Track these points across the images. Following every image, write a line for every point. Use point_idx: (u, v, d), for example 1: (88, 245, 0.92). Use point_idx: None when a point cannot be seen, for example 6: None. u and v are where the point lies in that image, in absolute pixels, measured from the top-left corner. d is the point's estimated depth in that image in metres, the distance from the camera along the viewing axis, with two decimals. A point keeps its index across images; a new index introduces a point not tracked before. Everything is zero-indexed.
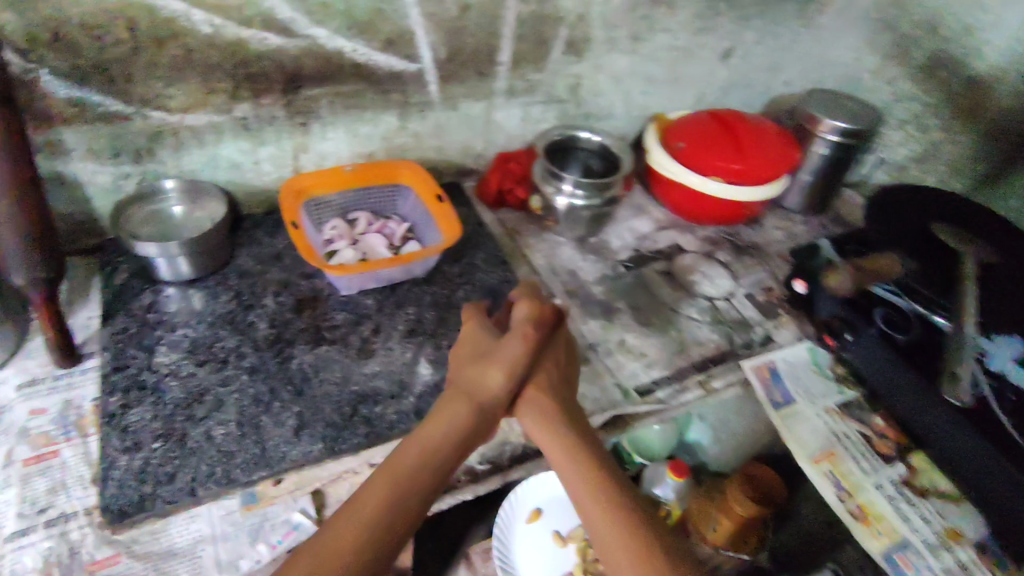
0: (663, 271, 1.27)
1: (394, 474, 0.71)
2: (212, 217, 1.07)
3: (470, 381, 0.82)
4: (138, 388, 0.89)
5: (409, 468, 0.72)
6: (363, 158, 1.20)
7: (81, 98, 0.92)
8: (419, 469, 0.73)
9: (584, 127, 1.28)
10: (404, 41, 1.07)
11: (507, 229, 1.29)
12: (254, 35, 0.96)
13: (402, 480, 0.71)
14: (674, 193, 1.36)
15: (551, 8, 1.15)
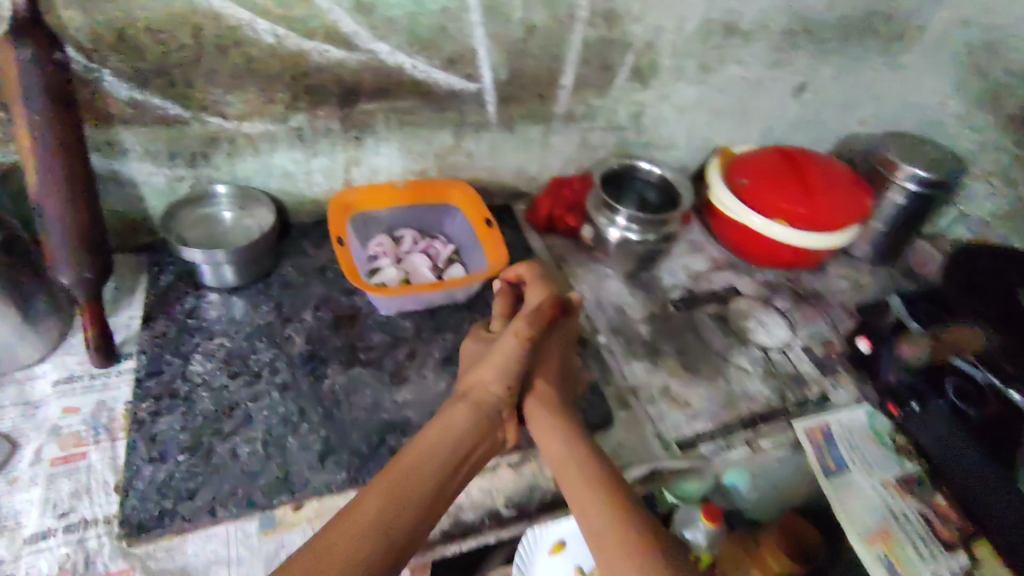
0: (715, 315, 1.20)
1: (398, 474, 0.66)
2: (260, 227, 1.06)
3: (471, 388, 0.81)
4: (170, 395, 0.88)
5: (413, 468, 0.67)
6: (415, 175, 1.17)
7: (142, 101, 0.92)
8: (423, 469, 0.68)
9: (644, 158, 1.23)
10: (466, 61, 1.04)
11: (555, 257, 1.24)
12: (316, 47, 0.95)
13: (407, 480, 0.65)
14: (732, 232, 1.29)
15: (620, 34, 1.11)
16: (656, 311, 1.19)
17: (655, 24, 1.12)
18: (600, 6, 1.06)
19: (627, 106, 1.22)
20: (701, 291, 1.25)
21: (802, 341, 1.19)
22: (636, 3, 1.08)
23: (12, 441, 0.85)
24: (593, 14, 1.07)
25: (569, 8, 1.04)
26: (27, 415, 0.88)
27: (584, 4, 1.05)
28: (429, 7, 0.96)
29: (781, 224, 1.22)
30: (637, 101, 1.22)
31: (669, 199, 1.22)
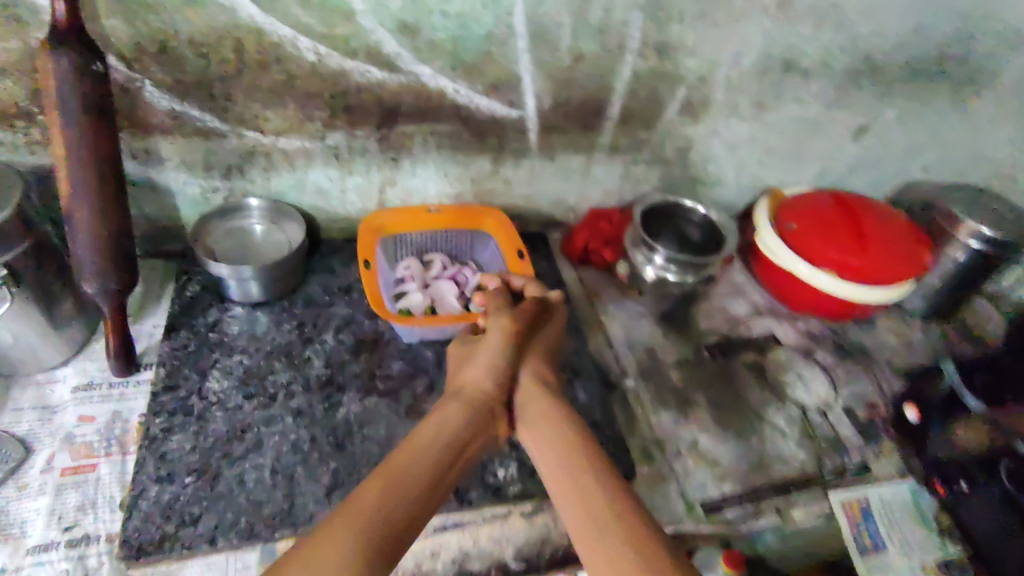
0: (753, 365, 1.14)
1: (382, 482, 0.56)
2: (290, 242, 1.04)
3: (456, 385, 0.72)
4: (183, 413, 0.87)
5: (398, 475, 0.57)
6: (450, 198, 1.14)
7: (181, 112, 0.91)
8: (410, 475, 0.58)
9: (690, 196, 1.17)
10: (510, 87, 1.01)
11: (588, 292, 1.20)
12: (357, 67, 0.93)
13: (394, 487, 0.56)
14: (777, 278, 1.22)
15: (672, 66, 1.06)
16: (691, 356, 1.13)
17: (711, 59, 1.07)
18: (653, 38, 1.01)
19: (675, 140, 1.17)
20: (740, 337, 1.18)
21: (844, 402, 1.11)
22: (692, 37, 1.03)
23: (26, 446, 0.85)
24: (646, 46, 1.02)
25: (620, 38, 1.00)
26: (43, 421, 0.88)
27: (637, 35, 1.00)
28: (475, 32, 0.93)
29: (831, 275, 1.15)
30: (686, 136, 1.17)
31: (714, 240, 1.16)
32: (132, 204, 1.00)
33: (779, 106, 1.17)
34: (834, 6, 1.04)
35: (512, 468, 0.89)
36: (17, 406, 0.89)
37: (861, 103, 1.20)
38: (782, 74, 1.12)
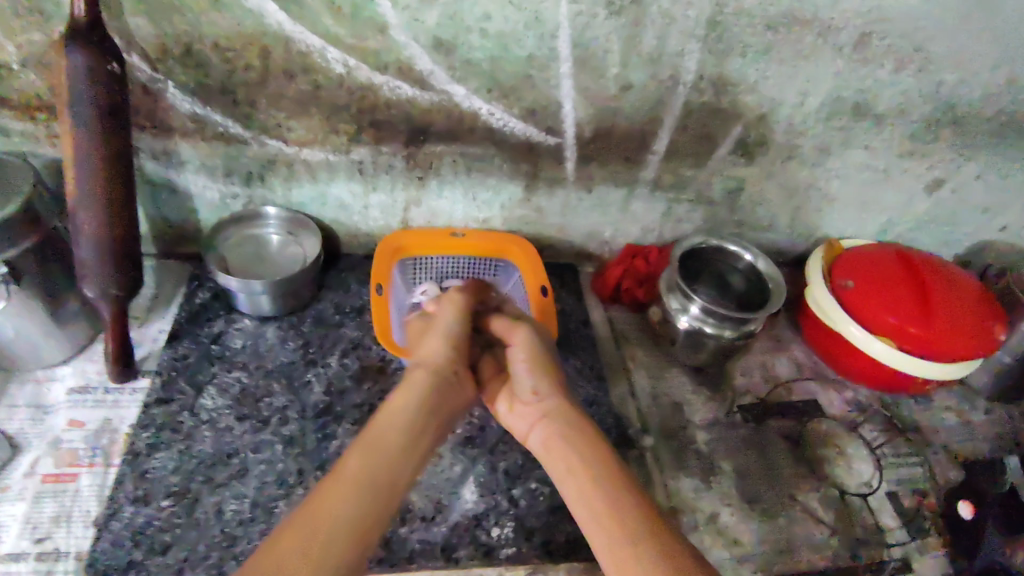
0: (789, 434, 1.03)
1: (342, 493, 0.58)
2: (305, 257, 1.00)
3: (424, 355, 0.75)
4: (172, 429, 0.84)
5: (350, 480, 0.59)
6: (478, 223, 1.08)
7: (202, 115, 0.88)
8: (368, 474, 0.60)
9: (734, 240, 1.05)
10: (548, 113, 0.94)
11: (615, 334, 1.12)
12: (387, 82, 0.88)
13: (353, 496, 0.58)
14: (826, 338, 1.12)
15: (728, 102, 0.97)
16: (721, 417, 1.03)
17: (772, 97, 0.98)
18: (709, 71, 0.93)
19: (726, 180, 1.08)
20: (778, 401, 1.08)
21: (891, 487, 0.99)
22: (753, 72, 0.94)
23: (13, 446, 0.83)
24: (701, 79, 0.94)
25: (673, 69, 0.92)
26: (35, 420, 0.86)
27: (692, 67, 0.92)
28: (514, 53, 0.87)
29: (885, 342, 1.05)
30: (738, 177, 1.08)
31: (759, 291, 1.05)
32: (152, 204, 0.98)
33: (845, 153, 1.06)
34: (918, 49, 0.93)
35: (506, 527, 0.80)
36: (12, 401, 0.87)
37: (940, 157, 1.08)
38: (852, 118, 1.01)
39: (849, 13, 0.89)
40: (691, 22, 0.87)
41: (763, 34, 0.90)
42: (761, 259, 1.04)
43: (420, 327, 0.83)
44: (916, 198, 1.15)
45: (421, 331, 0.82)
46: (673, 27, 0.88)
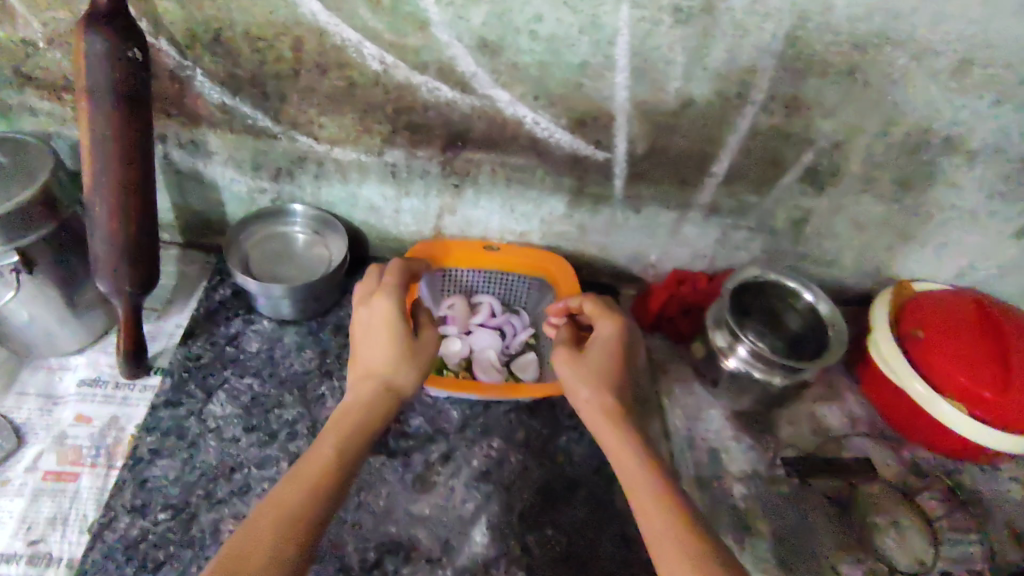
0: (834, 496, 0.95)
1: (308, 478, 0.58)
2: (330, 260, 0.94)
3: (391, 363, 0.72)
4: (177, 435, 0.80)
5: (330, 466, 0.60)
6: (515, 235, 1.02)
7: (231, 106, 0.83)
8: (347, 470, 0.61)
9: (796, 277, 0.96)
10: (598, 126, 0.86)
11: (653, 365, 1.04)
12: (425, 83, 0.81)
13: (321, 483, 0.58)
14: (886, 391, 1.02)
15: (800, 126, 0.87)
16: (760, 469, 0.96)
17: (850, 124, 0.87)
18: (783, 90, 0.83)
19: (790, 210, 0.98)
20: (826, 457, 0.99)
21: (945, 568, 0.90)
22: (832, 95, 0.84)
23: (18, 437, 0.80)
24: (772, 99, 0.84)
25: (742, 86, 0.83)
26: (43, 411, 0.83)
27: (763, 86, 0.83)
28: (567, 59, 0.79)
29: (954, 404, 0.94)
30: (803, 207, 0.98)
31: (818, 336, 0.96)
32: (178, 193, 0.95)
33: (927, 189, 0.95)
34: None
35: None
36: (22, 389, 0.85)
37: None
38: (939, 152, 0.90)
39: (951, 36, 0.77)
40: (767, 36, 0.78)
41: (849, 53, 0.80)
42: (823, 301, 0.94)
43: (385, 325, 0.72)
44: (1004, 244, 1.02)
45: (388, 326, 0.72)
46: (747, 40, 0.78)
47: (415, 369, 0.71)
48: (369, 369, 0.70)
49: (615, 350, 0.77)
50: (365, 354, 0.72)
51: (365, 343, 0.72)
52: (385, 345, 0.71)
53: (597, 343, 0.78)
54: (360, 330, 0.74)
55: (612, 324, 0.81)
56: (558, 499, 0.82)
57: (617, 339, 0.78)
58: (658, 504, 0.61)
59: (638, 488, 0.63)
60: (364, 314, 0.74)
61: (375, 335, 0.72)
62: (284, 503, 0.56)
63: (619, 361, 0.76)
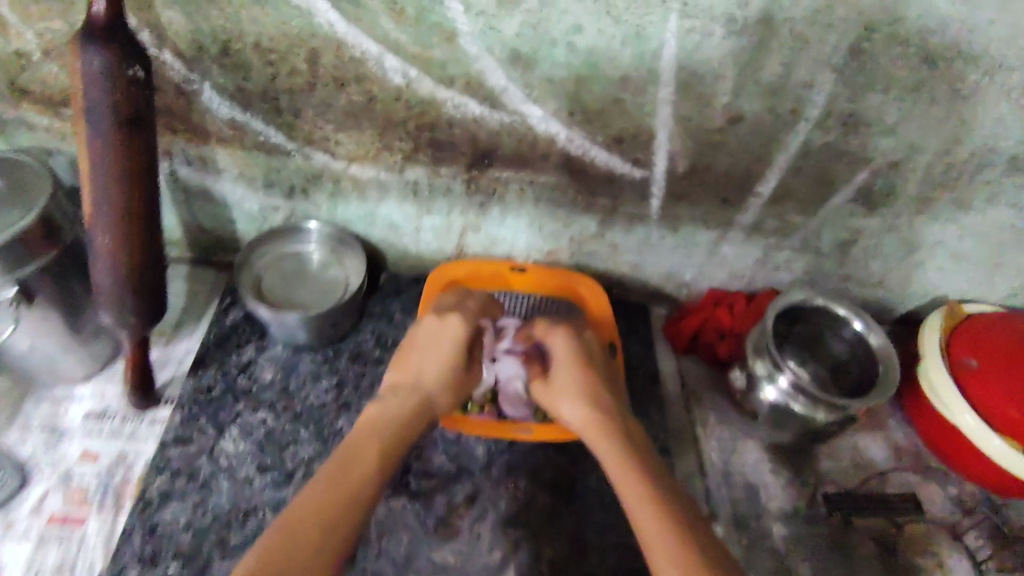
0: (880, 535, 0.89)
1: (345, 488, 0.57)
2: (347, 283, 0.89)
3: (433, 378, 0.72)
4: (188, 476, 0.76)
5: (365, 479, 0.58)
6: (542, 254, 0.96)
7: (242, 122, 0.77)
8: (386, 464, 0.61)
9: (847, 305, 0.89)
10: (637, 143, 0.80)
11: (686, 392, 0.98)
12: (451, 98, 0.75)
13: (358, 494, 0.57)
14: (933, 422, 0.96)
15: (857, 143, 0.80)
16: (802, 507, 0.90)
17: (911, 142, 0.80)
18: (840, 107, 0.76)
19: (838, 230, 0.91)
20: (869, 493, 0.93)
21: None
22: (893, 112, 0.77)
23: (22, 475, 0.76)
24: (828, 116, 0.77)
25: (796, 102, 0.76)
26: (47, 446, 0.79)
27: (820, 101, 0.76)
28: (607, 73, 0.72)
29: (1006, 440, 0.88)
30: (853, 228, 0.91)
31: (865, 369, 0.90)
32: (186, 210, 0.89)
33: (988, 210, 0.88)
34: None
35: None
36: (26, 421, 0.81)
37: None
38: (1006, 172, 0.83)
39: None
40: (827, 50, 0.71)
41: (916, 69, 0.72)
42: (874, 332, 0.88)
43: (447, 342, 0.73)
44: None
45: (450, 344, 0.73)
46: (805, 54, 0.71)
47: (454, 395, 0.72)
48: (418, 381, 0.70)
49: (577, 364, 0.76)
50: (425, 366, 0.71)
51: (421, 356, 0.72)
52: (440, 360, 0.72)
53: (559, 360, 0.77)
54: (418, 343, 0.74)
55: (564, 338, 0.79)
56: (588, 545, 0.77)
57: (577, 354, 0.77)
58: (649, 504, 0.60)
59: (630, 491, 0.62)
60: (434, 326, 0.75)
61: (436, 348, 0.73)
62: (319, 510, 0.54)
63: (585, 372, 0.75)
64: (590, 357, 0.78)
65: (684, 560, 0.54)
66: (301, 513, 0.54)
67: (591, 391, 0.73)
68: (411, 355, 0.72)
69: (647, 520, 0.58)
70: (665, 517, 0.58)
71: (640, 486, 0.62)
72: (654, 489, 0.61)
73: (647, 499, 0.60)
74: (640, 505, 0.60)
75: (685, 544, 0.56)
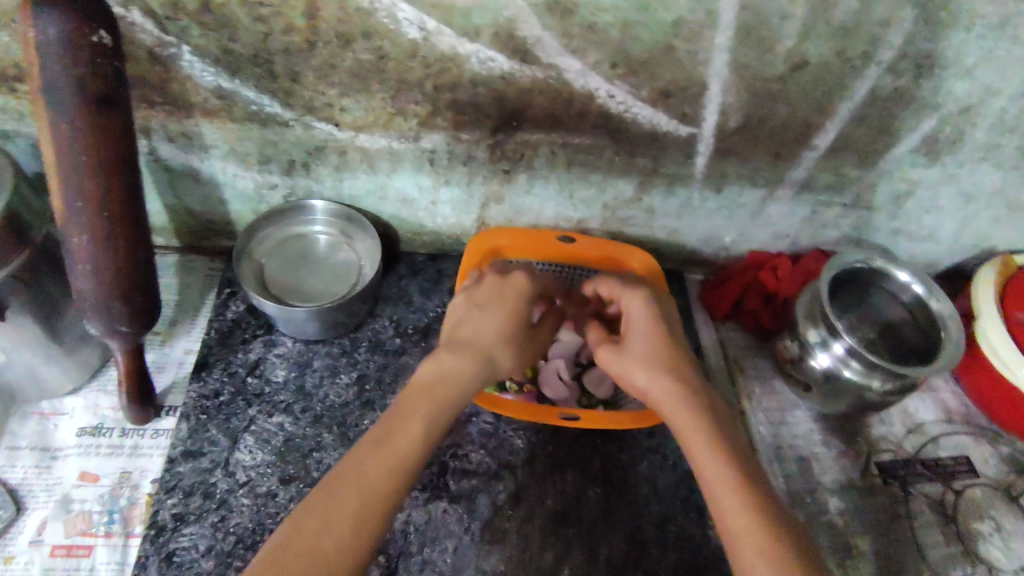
0: (939, 502, 0.85)
1: (392, 456, 0.51)
2: (360, 268, 0.80)
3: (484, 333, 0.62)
4: (203, 494, 0.68)
5: (412, 455, 0.52)
6: (571, 223, 0.87)
7: (230, 90, 0.66)
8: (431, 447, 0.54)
9: (909, 269, 0.84)
10: (686, 96, 0.70)
11: (728, 362, 0.92)
12: (476, 52, 0.64)
13: (404, 466, 0.51)
14: (985, 379, 0.90)
15: (930, 88, 0.71)
16: (856, 479, 0.85)
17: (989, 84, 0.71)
18: (917, 47, 0.67)
19: (894, 183, 0.83)
20: (923, 460, 0.88)
21: None
22: (976, 51, 0.68)
23: (16, 504, 0.68)
24: (902, 57, 0.68)
25: (869, 43, 0.66)
26: (40, 469, 0.70)
27: (895, 41, 0.66)
28: (657, 15, 0.62)
29: None
30: (912, 179, 0.83)
31: (925, 335, 0.85)
32: (171, 192, 0.78)
33: None
34: None
35: None
36: (13, 442, 0.72)
37: None
38: None
39: None
40: None
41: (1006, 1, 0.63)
42: (935, 298, 0.82)
43: (509, 300, 0.65)
44: None
45: (514, 302, 0.65)
46: None
47: (517, 357, 0.63)
48: (476, 340, 0.61)
49: (653, 328, 0.67)
50: (485, 325, 0.62)
51: (483, 312, 0.63)
52: (499, 320, 0.63)
53: (632, 324, 0.68)
54: (478, 301, 0.65)
55: (640, 299, 0.70)
56: (647, 540, 0.72)
57: (655, 317, 0.68)
58: (739, 497, 0.53)
59: (713, 476, 0.55)
60: (494, 286, 0.66)
61: (497, 306, 0.64)
62: (364, 486, 0.49)
63: (663, 336, 0.66)
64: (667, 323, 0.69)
65: (777, 558, 0.49)
66: (340, 488, 0.49)
67: (663, 356, 0.64)
68: (471, 312, 0.64)
69: (733, 513, 0.52)
70: (760, 515, 0.52)
71: (726, 474, 0.55)
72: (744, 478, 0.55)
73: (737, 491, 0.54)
74: (724, 493, 0.54)
75: (780, 544, 0.50)
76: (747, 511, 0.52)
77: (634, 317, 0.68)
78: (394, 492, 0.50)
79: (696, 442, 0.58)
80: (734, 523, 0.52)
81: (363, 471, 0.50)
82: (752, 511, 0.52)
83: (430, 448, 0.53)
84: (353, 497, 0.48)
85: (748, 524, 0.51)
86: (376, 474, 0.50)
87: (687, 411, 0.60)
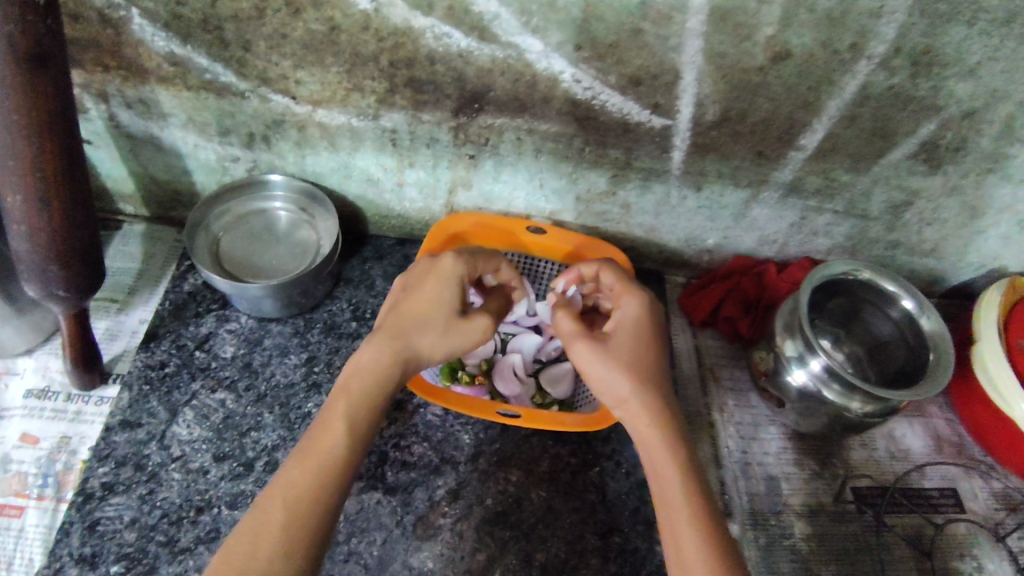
0: (915, 536, 0.79)
1: (316, 462, 0.53)
2: (318, 246, 0.78)
3: (409, 319, 0.61)
4: (135, 466, 0.67)
5: (338, 457, 0.53)
6: (544, 215, 0.83)
7: (183, 56, 0.65)
8: (357, 449, 0.55)
9: (897, 283, 0.78)
10: (657, 85, 0.66)
11: (702, 369, 0.88)
12: (431, 26, 0.61)
13: (332, 471, 0.53)
14: (977, 404, 0.83)
15: (928, 88, 0.65)
16: (826, 503, 0.80)
17: (995, 89, 0.65)
18: (912, 41, 0.61)
19: (890, 192, 0.77)
20: (904, 489, 0.82)
21: None
22: (977, 50, 0.62)
23: None
24: (895, 53, 0.62)
25: (858, 35, 0.61)
26: None
27: (886, 35, 0.61)
28: None
29: None
30: (909, 188, 0.76)
31: (912, 355, 0.79)
32: (135, 160, 0.78)
33: None
34: None
35: None
36: None
37: None
38: None
39: None
40: None
41: None
42: (926, 314, 0.76)
43: (434, 282, 0.62)
44: None
45: (445, 280, 0.63)
46: None
47: (442, 333, 0.61)
48: (401, 327, 0.60)
49: (643, 329, 0.63)
50: (407, 308, 0.61)
51: (411, 296, 0.62)
52: (424, 303, 0.62)
53: (622, 327, 0.64)
54: (408, 284, 0.64)
55: (643, 300, 0.66)
56: (587, 549, 0.69)
57: (649, 322, 0.64)
58: (689, 515, 0.54)
59: (673, 496, 0.55)
60: (424, 266, 0.65)
61: (422, 286, 0.63)
62: (292, 495, 0.51)
63: (653, 341, 0.63)
64: (660, 331, 0.65)
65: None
66: (270, 502, 0.50)
67: (643, 358, 0.61)
68: (400, 299, 0.63)
69: (684, 531, 0.53)
70: (708, 534, 0.52)
71: (682, 489, 0.55)
72: (695, 496, 0.55)
73: (689, 509, 0.54)
74: (683, 518, 0.53)
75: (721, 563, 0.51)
76: (701, 541, 0.52)
77: (635, 313, 0.65)
78: (326, 496, 0.51)
79: (664, 461, 0.57)
80: (687, 548, 0.52)
81: (292, 480, 0.51)
82: (706, 542, 0.52)
83: (356, 446, 0.55)
84: (280, 504, 0.50)
85: (703, 554, 0.51)
86: (304, 480, 0.51)
87: (656, 423, 0.59)
